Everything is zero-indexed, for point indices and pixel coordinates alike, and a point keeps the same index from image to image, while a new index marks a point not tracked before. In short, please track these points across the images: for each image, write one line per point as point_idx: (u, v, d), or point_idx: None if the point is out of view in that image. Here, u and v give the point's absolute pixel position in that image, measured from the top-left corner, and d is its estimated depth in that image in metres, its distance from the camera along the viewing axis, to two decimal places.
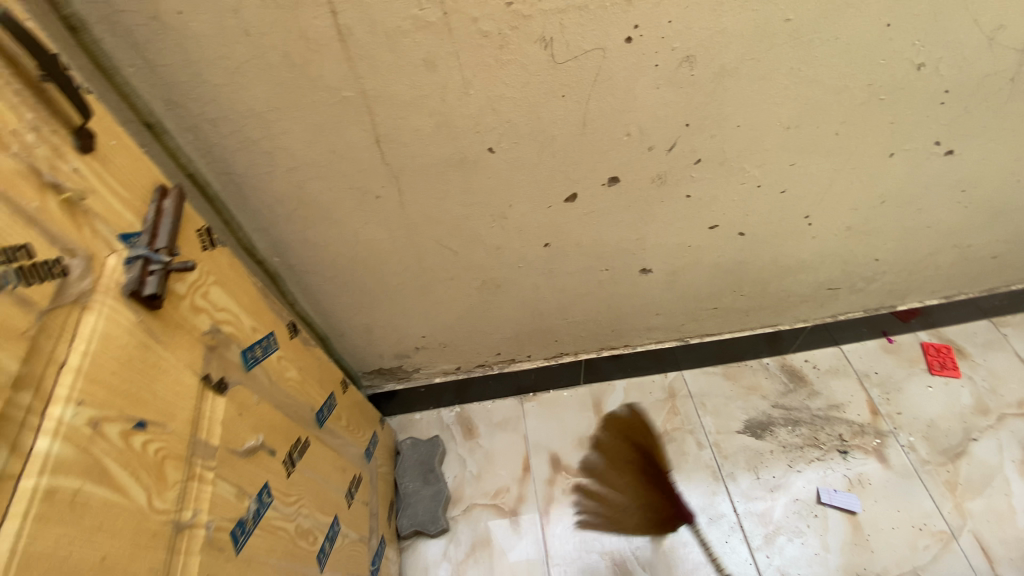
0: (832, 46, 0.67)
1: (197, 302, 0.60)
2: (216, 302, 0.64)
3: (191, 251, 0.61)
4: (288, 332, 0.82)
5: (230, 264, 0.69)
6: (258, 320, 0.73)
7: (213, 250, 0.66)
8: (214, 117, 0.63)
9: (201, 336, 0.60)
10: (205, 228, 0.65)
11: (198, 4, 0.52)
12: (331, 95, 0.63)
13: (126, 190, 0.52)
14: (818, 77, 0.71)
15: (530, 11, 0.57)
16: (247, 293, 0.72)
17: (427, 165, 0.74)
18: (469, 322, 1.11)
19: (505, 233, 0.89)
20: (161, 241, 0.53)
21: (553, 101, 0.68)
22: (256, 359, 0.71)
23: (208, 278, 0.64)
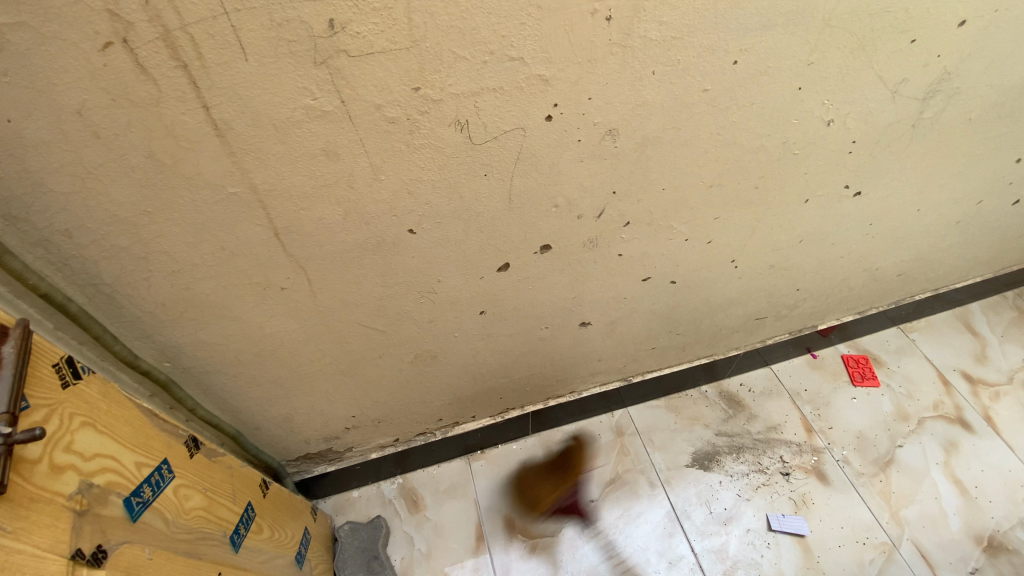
0: (749, 110, 0.67)
1: (59, 458, 0.49)
2: (87, 449, 0.53)
3: (51, 394, 0.50)
4: (187, 451, 0.71)
5: (106, 393, 0.58)
6: (147, 452, 0.62)
7: (80, 384, 0.54)
8: (66, 228, 0.52)
9: (66, 504, 0.48)
10: (68, 358, 0.54)
11: (26, 106, 0.42)
12: (216, 192, 0.54)
13: None
14: (736, 139, 0.71)
15: (440, 96, 0.52)
16: (131, 421, 0.61)
17: (339, 253, 0.66)
18: (404, 396, 1.02)
19: (435, 307, 0.82)
20: (2, 405, 0.43)
21: (476, 180, 0.63)
22: (145, 502, 0.59)
23: (76, 421, 0.52)
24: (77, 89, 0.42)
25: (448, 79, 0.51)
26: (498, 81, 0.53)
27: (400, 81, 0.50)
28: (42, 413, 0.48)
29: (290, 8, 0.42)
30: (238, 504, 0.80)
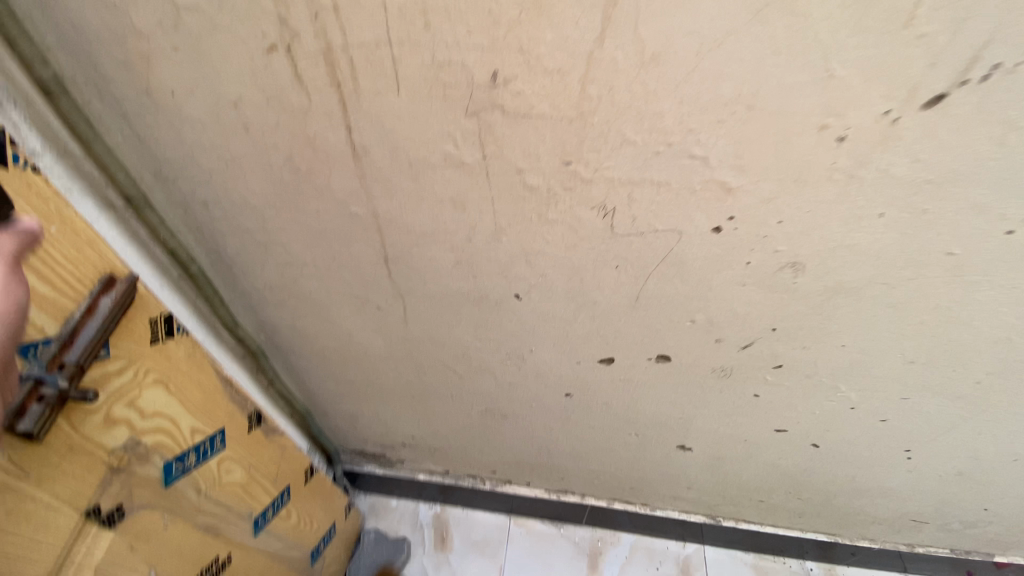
0: (1005, 293, 0.48)
1: (116, 412, 0.50)
2: (148, 406, 0.54)
3: (135, 348, 0.52)
4: (246, 425, 0.72)
5: (189, 354, 0.60)
6: (206, 419, 0.63)
7: (168, 341, 0.56)
8: (205, 199, 0.54)
9: (105, 457, 0.49)
10: (166, 316, 0.56)
11: (192, 88, 0.43)
12: (338, 207, 0.52)
13: (49, 287, 0.43)
14: (969, 319, 0.52)
15: (592, 176, 0.44)
16: (202, 385, 0.62)
17: (439, 294, 0.61)
18: (465, 440, 0.96)
19: (521, 374, 0.73)
20: (74, 355, 0.44)
21: (605, 269, 0.53)
22: (184, 469, 0.60)
23: (148, 377, 0.54)
24: (238, 83, 0.42)
25: (606, 161, 0.43)
26: (665, 176, 0.43)
27: (551, 150, 0.43)
28: (118, 364, 0.50)
29: (454, 51, 0.37)
30: (277, 487, 0.81)
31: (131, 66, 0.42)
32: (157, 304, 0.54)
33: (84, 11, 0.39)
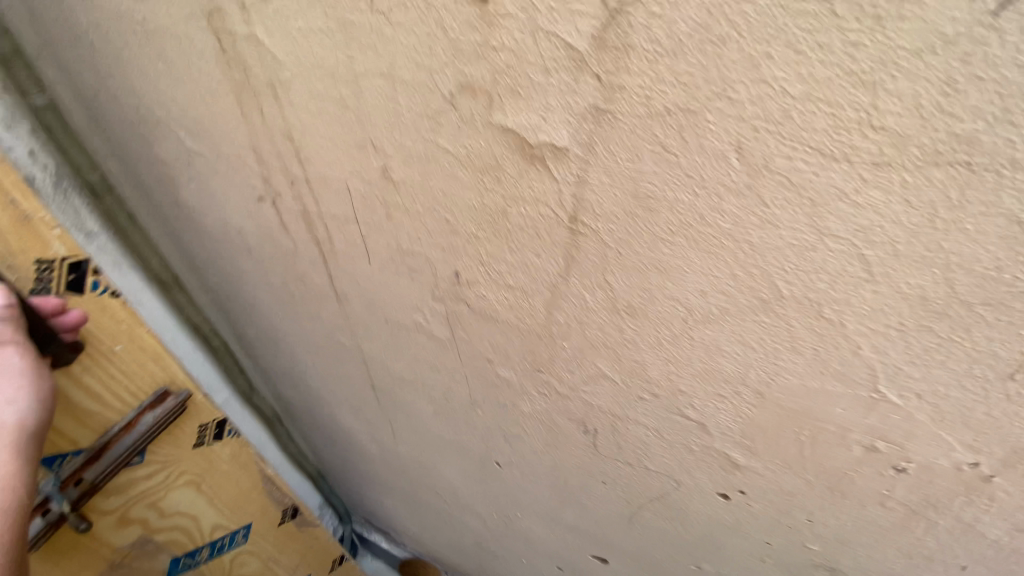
0: None
1: (133, 513, 0.54)
2: (171, 506, 0.58)
3: (173, 453, 0.55)
4: (282, 518, 0.70)
5: (239, 457, 0.61)
6: (235, 511, 0.64)
7: (214, 444, 0.58)
8: (225, 294, 0.55)
9: (111, 553, 0.54)
10: (218, 420, 0.57)
11: (207, 210, 0.45)
12: (329, 333, 0.50)
13: (125, 397, 0.49)
14: None
15: (569, 392, 0.36)
16: (244, 482, 0.63)
17: (424, 431, 0.56)
18: (459, 560, 0.88)
19: (509, 531, 0.64)
20: (91, 472, 0.47)
21: (591, 481, 0.44)
22: (196, 562, 0.63)
23: (178, 478, 0.57)
24: (240, 217, 0.43)
25: (583, 384, 0.35)
26: (654, 423, 0.34)
27: (521, 354, 0.36)
28: (149, 469, 0.53)
29: (415, 243, 0.33)
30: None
31: (161, 182, 0.45)
32: (200, 417, 0.55)
33: (125, 136, 0.42)
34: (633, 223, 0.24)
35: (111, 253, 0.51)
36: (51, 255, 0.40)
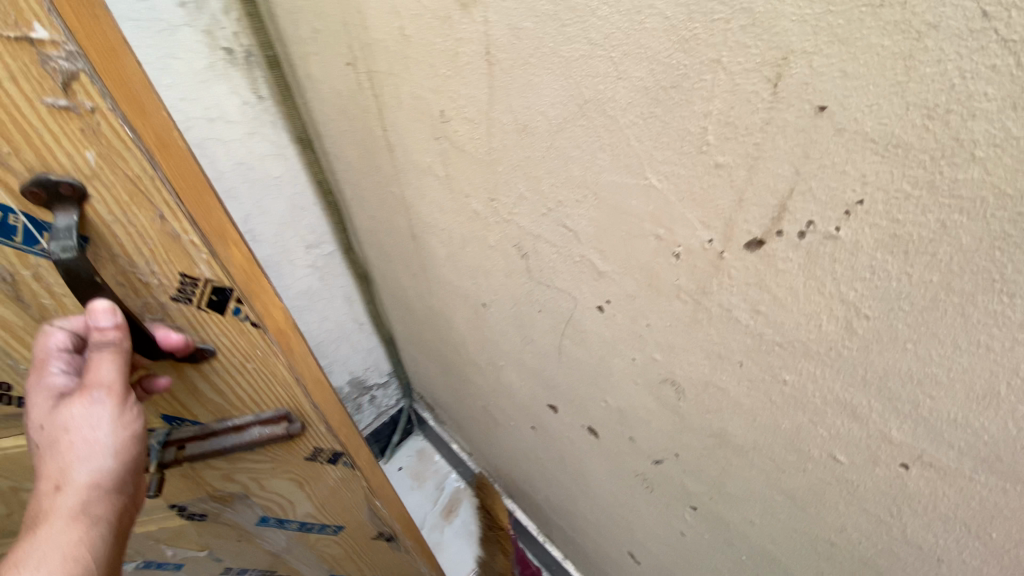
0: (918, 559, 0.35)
1: (236, 476, 0.62)
2: (270, 486, 0.65)
3: (280, 454, 0.61)
4: (364, 531, 0.77)
5: (342, 476, 0.66)
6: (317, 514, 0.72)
7: (322, 463, 0.63)
8: (333, 155, 0.78)
9: (213, 493, 0.63)
10: (330, 450, 0.62)
11: (321, 79, 0.65)
12: (388, 185, 0.69)
13: (247, 402, 0.54)
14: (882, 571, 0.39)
15: (508, 217, 0.49)
16: (337, 487, 0.68)
17: (444, 279, 0.74)
18: (479, 431, 1.06)
19: (502, 385, 0.80)
20: (194, 448, 0.55)
21: (534, 312, 0.56)
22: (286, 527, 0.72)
23: (282, 472, 0.63)
24: (337, 83, 0.63)
25: (513, 205, 0.47)
26: (554, 239, 0.45)
27: (480, 184, 0.50)
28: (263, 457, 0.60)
29: (420, 89, 0.49)
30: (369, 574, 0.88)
31: (300, 58, 0.67)
32: (313, 444, 0.60)
33: (284, 23, 0.65)
34: (514, 51, 0.36)
35: (267, 116, 0.77)
36: (195, 271, 0.42)
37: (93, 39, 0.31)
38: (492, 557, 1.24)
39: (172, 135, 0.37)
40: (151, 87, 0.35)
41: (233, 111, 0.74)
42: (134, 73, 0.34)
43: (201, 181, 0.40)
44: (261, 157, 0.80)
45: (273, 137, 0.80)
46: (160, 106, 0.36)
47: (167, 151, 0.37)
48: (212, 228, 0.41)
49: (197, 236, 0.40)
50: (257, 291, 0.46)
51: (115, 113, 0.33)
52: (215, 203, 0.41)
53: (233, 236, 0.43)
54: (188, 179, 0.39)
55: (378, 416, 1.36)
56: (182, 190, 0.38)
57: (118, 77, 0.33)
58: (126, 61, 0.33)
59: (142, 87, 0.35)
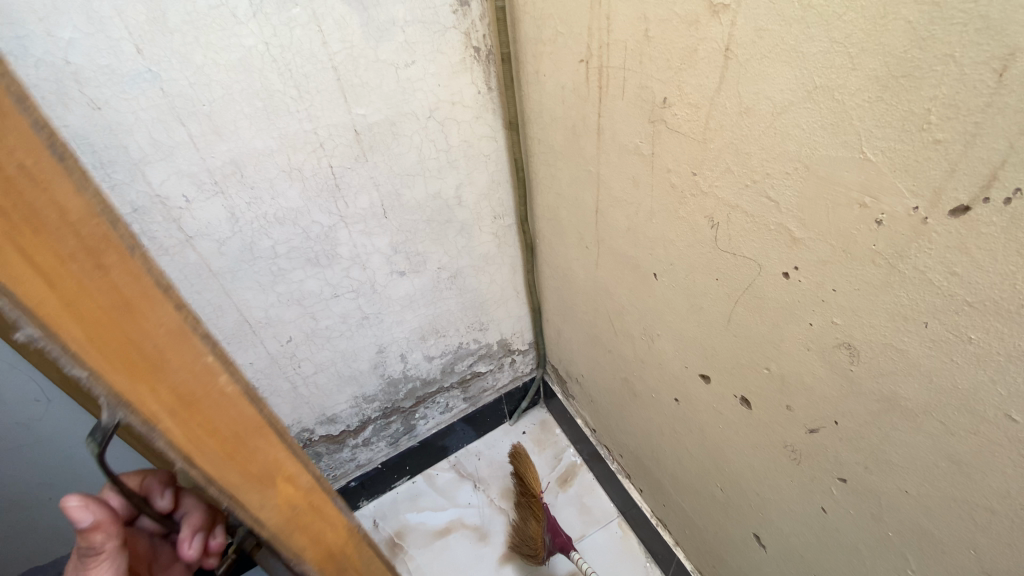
0: None
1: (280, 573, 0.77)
2: None
3: None
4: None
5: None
6: None
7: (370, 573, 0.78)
8: (537, 138, 0.92)
9: None
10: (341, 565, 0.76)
11: (547, 74, 0.79)
12: (581, 165, 0.81)
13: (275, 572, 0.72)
14: None
15: (708, 189, 0.58)
16: None
17: (612, 253, 0.83)
18: (610, 407, 1.14)
19: (650, 358, 0.86)
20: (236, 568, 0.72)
21: (710, 280, 0.64)
22: None
23: None
24: (562, 77, 0.76)
25: (717, 179, 0.56)
26: (752, 209, 0.53)
27: (687, 161, 0.59)
28: None
29: (648, 81, 0.60)
30: None
31: (533, 56, 0.81)
32: None
33: (525, 27, 0.79)
34: (756, 48, 0.46)
35: (490, 104, 0.92)
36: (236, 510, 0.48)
37: (82, 312, 0.30)
38: (525, 522, 1.19)
39: (210, 392, 0.38)
40: (188, 337, 0.36)
41: (469, 98, 0.90)
42: (163, 326, 0.34)
43: (248, 427, 0.43)
44: (479, 137, 0.95)
45: (491, 121, 0.94)
46: (184, 362, 0.36)
47: (194, 408, 0.38)
48: (248, 470, 0.44)
49: (232, 483, 0.43)
50: (301, 513, 0.51)
51: (107, 378, 0.32)
52: (260, 440, 0.44)
53: (284, 469, 0.48)
54: (219, 432, 0.40)
55: (513, 380, 1.42)
56: (208, 442, 0.40)
57: (124, 349, 0.33)
58: (153, 319, 0.34)
59: (168, 342, 0.35)
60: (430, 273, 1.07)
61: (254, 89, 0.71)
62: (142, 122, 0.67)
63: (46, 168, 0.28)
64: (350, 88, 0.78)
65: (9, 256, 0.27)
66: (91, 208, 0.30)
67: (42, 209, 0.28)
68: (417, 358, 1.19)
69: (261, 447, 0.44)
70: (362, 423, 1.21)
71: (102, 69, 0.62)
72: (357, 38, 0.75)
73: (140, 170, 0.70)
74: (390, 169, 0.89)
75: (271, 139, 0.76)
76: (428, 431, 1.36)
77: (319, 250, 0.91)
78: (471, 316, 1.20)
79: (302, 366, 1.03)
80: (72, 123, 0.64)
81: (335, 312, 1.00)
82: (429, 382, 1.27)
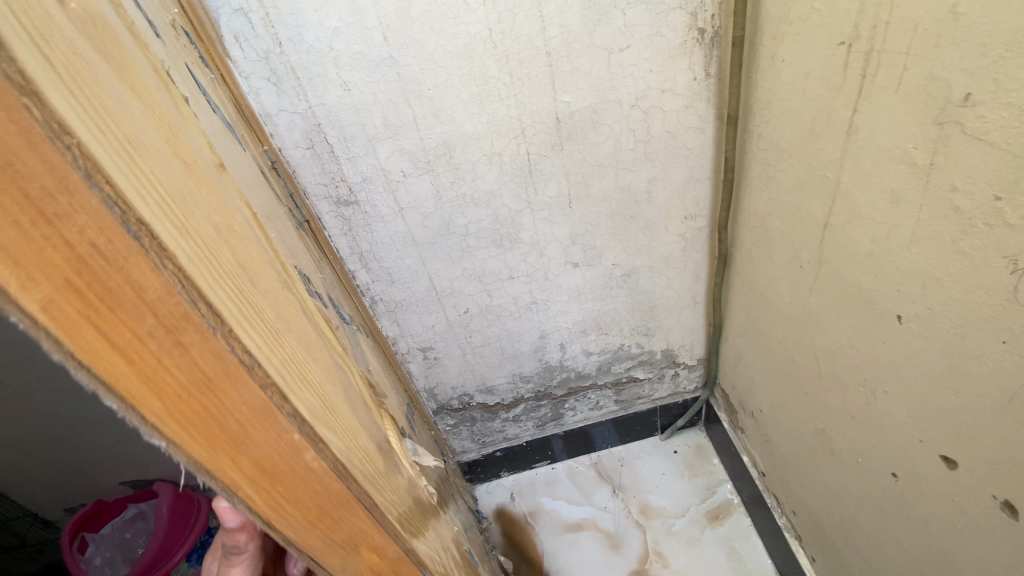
0: None
1: None
2: None
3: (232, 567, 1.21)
4: None
5: None
6: None
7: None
8: (759, 134, 0.80)
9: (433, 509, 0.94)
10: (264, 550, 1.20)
11: (789, 57, 0.67)
12: (816, 171, 0.67)
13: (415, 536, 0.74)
14: None
15: (1017, 222, 0.43)
16: None
17: (838, 281, 0.68)
18: (791, 454, 0.97)
19: (866, 415, 0.70)
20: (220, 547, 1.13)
21: (989, 340, 0.48)
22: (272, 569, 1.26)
23: None
24: (808, 63, 0.63)
25: None
26: None
27: (988, 180, 0.44)
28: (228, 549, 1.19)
29: (945, 71, 0.46)
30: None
31: (775, 39, 0.69)
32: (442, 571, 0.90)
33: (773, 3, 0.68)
34: None
35: (706, 92, 0.82)
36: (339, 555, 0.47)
37: (164, 392, 0.25)
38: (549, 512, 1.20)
39: (294, 463, 0.32)
40: (273, 413, 0.30)
41: (683, 85, 0.81)
42: (247, 404, 0.29)
43: (336, 498, 0.36)
44: (686, 128, 0.85)
45: (702, 112, 0.83)
46: (271, 439, 0.30)
47: (278, 479, 0.32)
48: (333, 538, 0.38)
49: (316, 549, 0.37)
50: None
51: (186, 452, 0.26)
52: (346, 510, 0.38)
53: (370, 538, 0.41)
54: (299, 498, 0.34)
55: (674, 395, 1.30)
56: (293, 513, 0.34)
57: (206, 428, 0.27)
58: (235, 398, 0.28)
59: (251, 419, 0.29)
60: (604, 268, 1.02)
61: (473, 75, 0.75)
62: (380, 103, 0.75)
63: (115, 240, 0.21)
64: (560, 74, 0.77)
65: (80, 329, 0.21)
66: (169, 287, 0.23)
67: (115, 285, 0.22)
68: (576, 351, 1.15)
69: (355, 520, 0.39)
70: (516, 400, 1.24)
71: (355, 55, 0.70)
72: (576, 22, 0.73)
73: (372, 146, 0.79)
74: (584, 158, 0.87)
75: (480, 123, 0.80)
76: (575, 422, 1.32)
77: (505, 232, 0.93)
78: (639, 319, 1.12)
79: (472, 337, 1.09)
80: (328, 101, 0.74)
81: (509, 292, 1.02)
82: (584, 377, 1.21)
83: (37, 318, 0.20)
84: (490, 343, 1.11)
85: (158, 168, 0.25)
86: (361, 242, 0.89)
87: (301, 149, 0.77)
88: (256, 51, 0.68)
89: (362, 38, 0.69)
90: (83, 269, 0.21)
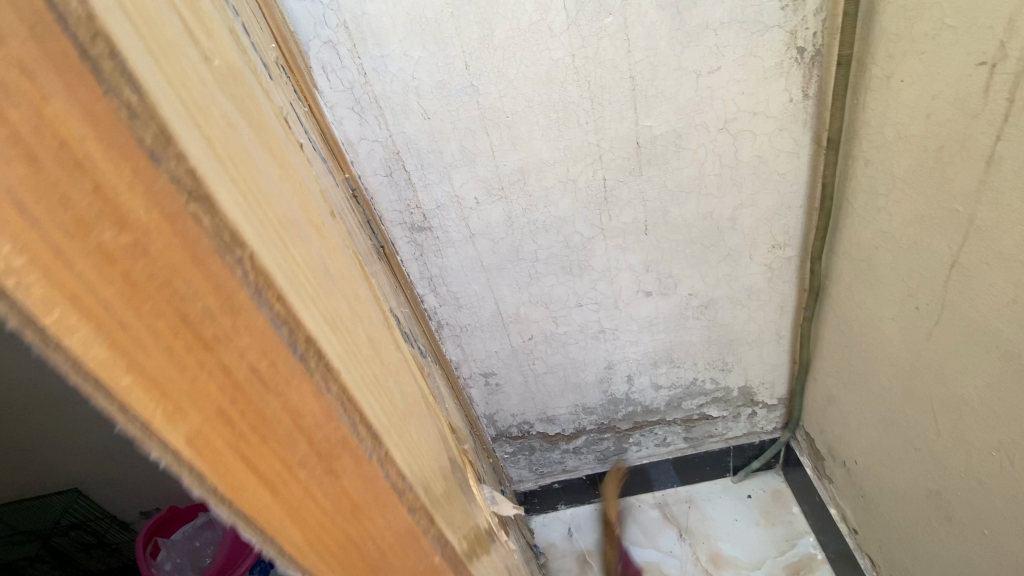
0: None
1: None
2: None
3: None
4: None
5: None
6: None
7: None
8: (867, 160, 0.72)
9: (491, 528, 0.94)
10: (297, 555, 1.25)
11: (914, 76, 0.61)
12: (943, 203, 0.60)
13: None
14: None
15: None
16: None
17: (970, 326, 0.60)
18: (894, 513, 0.87)
19: (1004, 480, 0.61)
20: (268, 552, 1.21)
21: None
22: None
23: None
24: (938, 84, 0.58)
25: None
26: None
27: None
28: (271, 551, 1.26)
29: None
30: None
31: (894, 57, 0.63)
32: None
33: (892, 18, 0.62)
34: None
35: (803, 115, 0.75)
36: None
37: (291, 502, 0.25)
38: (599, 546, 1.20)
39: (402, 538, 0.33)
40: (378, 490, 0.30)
41: (777, 107, 0.75)
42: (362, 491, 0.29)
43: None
44: (778, 152, 0.79)
45: (797, 135, 0.77)
46: (379, 528, 0.31)
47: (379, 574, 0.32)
48: None
49: None
50: None
51: (300, 563, 0.26)
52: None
53: None
54: None
55: (749, 434, 1.21)
56: None
57: (326, 531, 0.27)
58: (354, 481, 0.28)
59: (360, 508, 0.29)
60: (679, 298, 0.96)
61: (552, 101, 0.73)
62: (458, 131, 0.74)
63: (256, 349, 0.22)
64: (643, 98, 0.74)
65: (222, 461, 0.22)
66: (296, 368, 0.24)
67: (259, 403, 0.23)
68: (645, 384, 1.09)
69: None
70: (577, 431, 1.18)
71: (437, 84, 0.70)
72: (664, 44, 0.69)
73: (448, 173, 0.78)
74: (664, 184, 0.82)
75: (556, 150, 0.77)
76: (639, 458, 1.25)
77: (575, 259, 0.89)
78: (715, 353, 1.04)
79: (536, 365, 1.05)
80: (407, 130, 0.74)
81: (576, 320, 0.98)
82: (652, 411, 1.15)
83: (183, 451, 0.20)
84: (553, 372, 1.06)
85: (299, 245, 0.27)
86: (431, 267, 0.88)
87: (379, 176, 0.78)
88: (342, 81, 0.70)
89: (444, 67, 0.69)
90: (222, 379, 0.21)
